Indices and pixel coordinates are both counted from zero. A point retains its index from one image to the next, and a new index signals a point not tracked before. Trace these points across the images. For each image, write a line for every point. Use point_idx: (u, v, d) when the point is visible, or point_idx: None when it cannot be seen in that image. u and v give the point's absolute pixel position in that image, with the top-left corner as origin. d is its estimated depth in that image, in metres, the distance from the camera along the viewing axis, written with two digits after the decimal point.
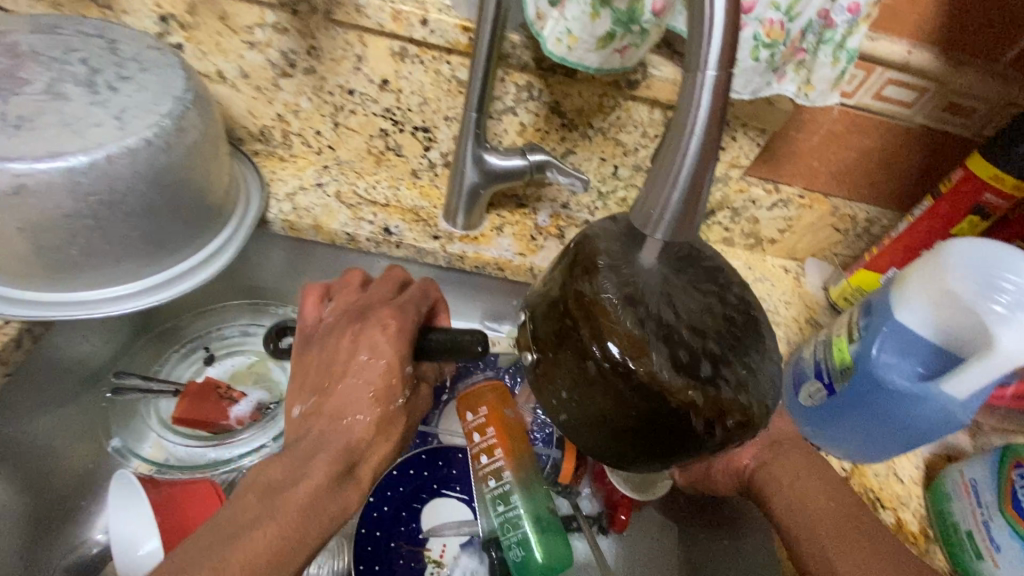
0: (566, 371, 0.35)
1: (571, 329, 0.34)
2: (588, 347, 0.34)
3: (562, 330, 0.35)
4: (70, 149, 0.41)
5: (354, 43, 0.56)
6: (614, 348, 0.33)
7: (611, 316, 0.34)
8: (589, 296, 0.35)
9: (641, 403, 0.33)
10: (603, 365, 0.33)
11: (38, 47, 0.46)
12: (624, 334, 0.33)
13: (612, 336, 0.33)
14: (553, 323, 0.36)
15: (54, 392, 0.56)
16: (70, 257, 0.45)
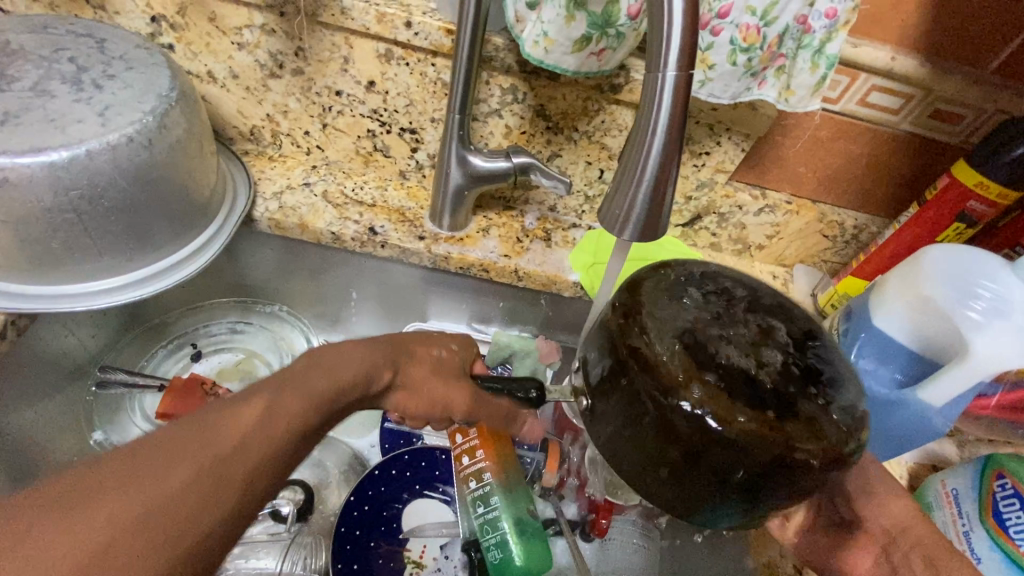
0: (621, 411, 0.34)
1: (615, 365, 0.34)
2: (633, 378, 0.33)
3: (611, 369, 0.34)
4: (52, 144, 0.42)
5: (341, 45, 0.57)
6: (688, 385, 0.31)
7: (650, 346, 0.33)
8: (627, 330, 0.34)
9: (698, 436, 0.31)
10: (656, 397, 0.32)
11: (27, 45, 0.47)
12: (678, 363, 0.32)
13: (653, 368, 0.32)
14: (600, 363, 0.35)
15: (39, 385, 0.56)
16: (52, 251, 0.45)
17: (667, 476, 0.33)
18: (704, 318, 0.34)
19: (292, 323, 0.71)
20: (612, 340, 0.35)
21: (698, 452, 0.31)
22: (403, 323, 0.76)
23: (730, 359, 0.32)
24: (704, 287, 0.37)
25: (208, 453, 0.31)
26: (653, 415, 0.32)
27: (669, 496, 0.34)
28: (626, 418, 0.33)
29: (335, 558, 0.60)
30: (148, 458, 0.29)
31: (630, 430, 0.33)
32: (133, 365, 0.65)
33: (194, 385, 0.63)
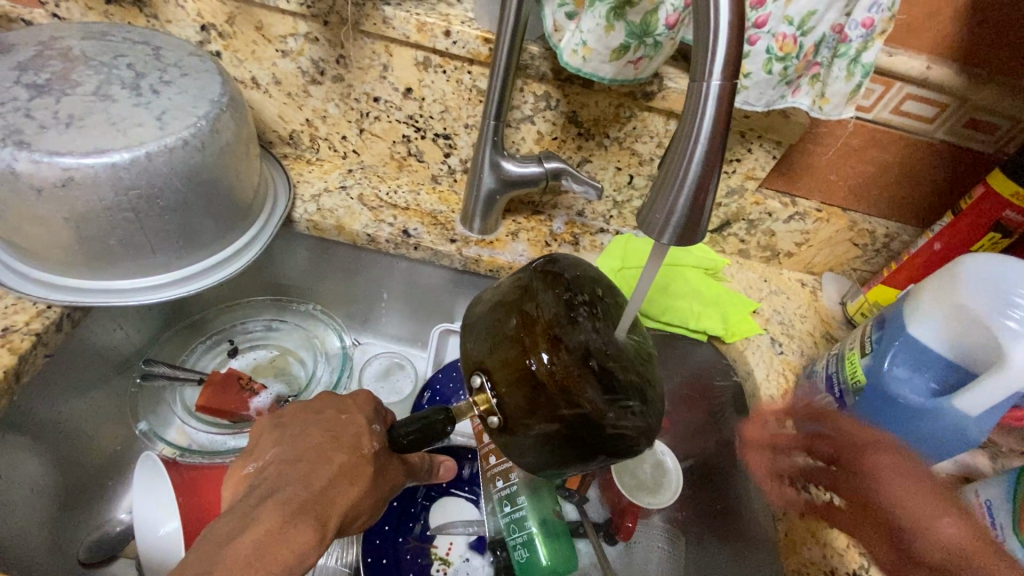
0: (516, 406, 0.35)
1: (517, 364, 0.35)
2: (534, 375, 0.34)
3: (510, 367, 0.35)
4: (114, 146, 0.44)
5: (381, 53, 0.59)
6: (546, 357, 0.34)
7: (547, 347, 0.34)
8: (527, 330, 0.35)
9: (575, 415, 0.34)
10: (550, 390, 0.34)
11: (90, 52, 0.50)
12: (560, 363, 0.34)
13: (542, 369, 0.34)
14: (496, 360, 0.36)
15: (89, 376, 0.59)
16: (109, 248, 0.48)
17: (540, 454, 0.37)
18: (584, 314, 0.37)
19: (325, 322, 0.72)
20: (514, 340, 0.35)
21: (577, 432, 0.35)
22: (431, 324, 0.78)
23: (595, 349, 0.36)
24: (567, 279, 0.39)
25: (263, 560, 0.36)
26: (548, 407, 0.34)
27: (539, 468, 0.38)
28: (523, 409, 0.35)
29: (365, 552, 0.62)
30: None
31: (519, 420, 0.35)
32: (173, 359, 0.67)
33: (232, 379, 0.66)
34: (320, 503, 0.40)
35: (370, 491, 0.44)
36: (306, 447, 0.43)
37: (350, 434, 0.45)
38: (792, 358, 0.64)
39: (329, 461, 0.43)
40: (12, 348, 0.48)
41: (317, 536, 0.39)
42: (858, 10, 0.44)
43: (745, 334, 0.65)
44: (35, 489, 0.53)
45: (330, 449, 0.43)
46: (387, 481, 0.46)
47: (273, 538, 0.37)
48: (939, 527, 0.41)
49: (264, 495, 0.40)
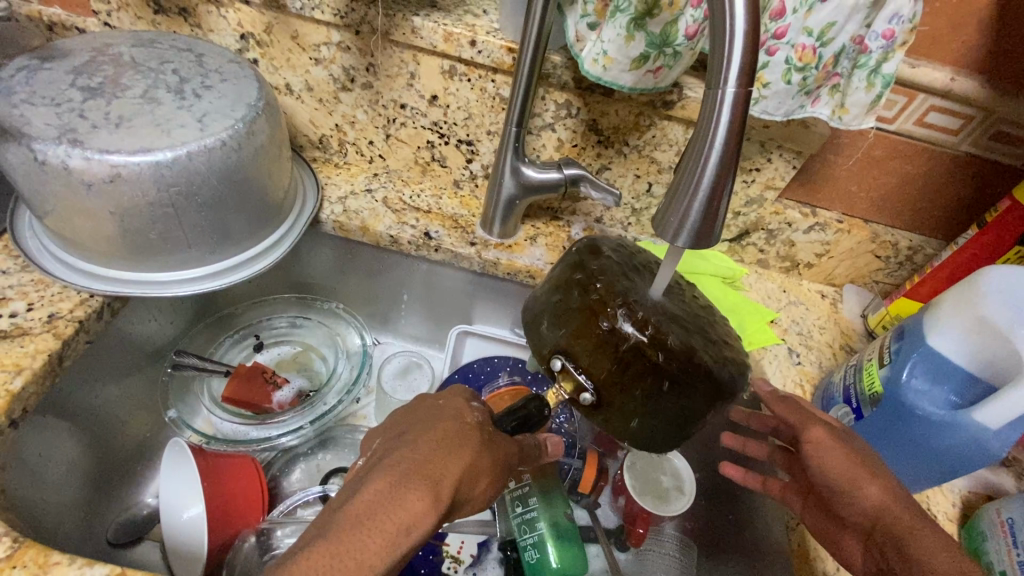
0: (603, 372, 0.41)
1: (596, 331, 0.41)
2: (614, 337, 0.40)
3: (589, 337, 0.41)
4: (158, 145, 0.47)
5: (408, 61, 0.61)
6: (622, 319, 0.40)
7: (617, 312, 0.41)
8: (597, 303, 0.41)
9: (667, 365, 0.39)
10: (632, 345, 0.40)
11: (138, 58, 0.53)
12: (639, 320, 0.40)
13: (616, 329, 0.40)
14: (574, 335, 0.42)
15: (124, 364, 0.61)
16: (150, 241, 0.51)
17: (636, 410, 0.41)
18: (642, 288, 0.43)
19: (346, 320, 0.74)
20: (585, 312, 0.42)
21: (667, 381, 0.40)
22: (449, 325, 0.79)
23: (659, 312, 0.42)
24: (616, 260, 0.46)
25: (376, 520, 0.37)
26: (635, 362, 0.40)
27: (636, 431, 0.42)
28: (610, 368, 0.40)
29: None
30: (325, 541, 0.36)
31: (609, 381, 0.41)
32: (203, 351, 0.70)
33: (257, 372, 0.68)
34: (433, 468, 0.40)
35: (483, 459, 0.43)
36: (413, 423, 0.45)
37: (450, 411, 0.45)
38: (810, 369, 0.63)
39: (437, 432, 0.43)
40: (56, 333, 0.51)
41: (432, 494, 0.39)
42: (878, 21, 0.44)
43: (762, 344, 0.65)
44: (69, 469, 0.56)
45: (436, 425, 0.44)
46: (500, 450, 0.45)
47: (388, 500, 0.38)
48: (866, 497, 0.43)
49: (379, 465, 0.41)
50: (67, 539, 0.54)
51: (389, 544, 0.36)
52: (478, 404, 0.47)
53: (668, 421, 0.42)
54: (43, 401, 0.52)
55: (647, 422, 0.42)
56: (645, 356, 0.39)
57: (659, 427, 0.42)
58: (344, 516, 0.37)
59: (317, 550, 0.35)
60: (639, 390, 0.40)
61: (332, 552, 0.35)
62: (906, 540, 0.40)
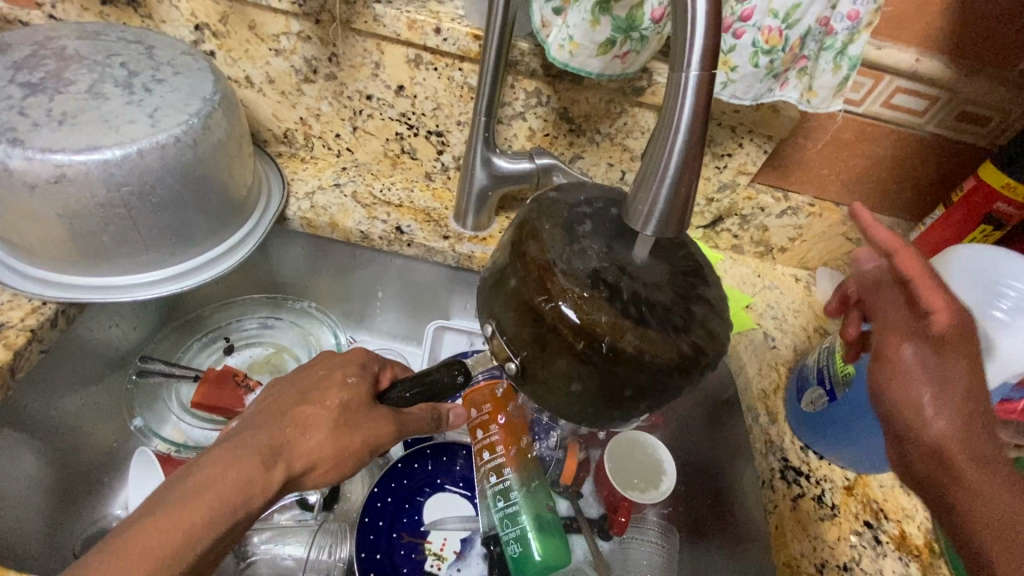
0: (529, 352, 0.38)
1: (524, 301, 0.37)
2: (541, 309, 0.36)
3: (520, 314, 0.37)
4: (106, 143, 0.44)
5: (372, 50, 0.59)
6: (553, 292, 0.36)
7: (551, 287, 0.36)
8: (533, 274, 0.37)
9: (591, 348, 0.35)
10: (562, 329, 0.35)
11: (83, 51, 0.50)
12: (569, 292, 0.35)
13: (553, 307, 0.35)
14: (504, 299, 0.39)
15: (85, 372, 0.59)
16: (103, 243, 0.48)
17: (564, 393, 0.38)
18: (597, 256, 0.37)
19: (319, 319, 0.73)
20: (518, 274, 0.38)
21: (600, 367, 0.36)
22: (427, 320, 0.78)
23: (608, 285, 0.36)
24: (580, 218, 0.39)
25: (202, 495, 0.37)
26: (561, 348, 0.36)
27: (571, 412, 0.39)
28: (537, 350, 0.37)
29: (359, 547, 0.62)
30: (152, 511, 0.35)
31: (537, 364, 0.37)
32: (170, 356, 0.68)
33: (228, 376, 0.66)
34: (276, 449, 0.41)
35: (336, 444, 0.43)
36: (277, 401, 0.45)
37: (321, 388, 0.45)
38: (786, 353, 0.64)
39: (297, 416, 0.43)
40: (6, 344, 0.48)
41: (261, 479, 0.39)
42: (843, 2, 0.44)
43: (738, 329, 0.65)
44: (29, 485, 0.53)
45: (300, 405, 0.44)
46: (364, 431, 0.44)
47: (227, 476, 0.38)
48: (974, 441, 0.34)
49: (232, 438, 0.41)
50: (29, 554, 0.52)
51: (206, 520, 0.36)
52: (354, 380, 0.46)
53: (601, 401, 0.38)
54: None
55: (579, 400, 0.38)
56: (569, 338, 0.35)
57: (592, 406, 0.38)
58: (172, 490, 0.37)
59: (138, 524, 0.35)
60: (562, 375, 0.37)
61: (155, 526, 0.35)
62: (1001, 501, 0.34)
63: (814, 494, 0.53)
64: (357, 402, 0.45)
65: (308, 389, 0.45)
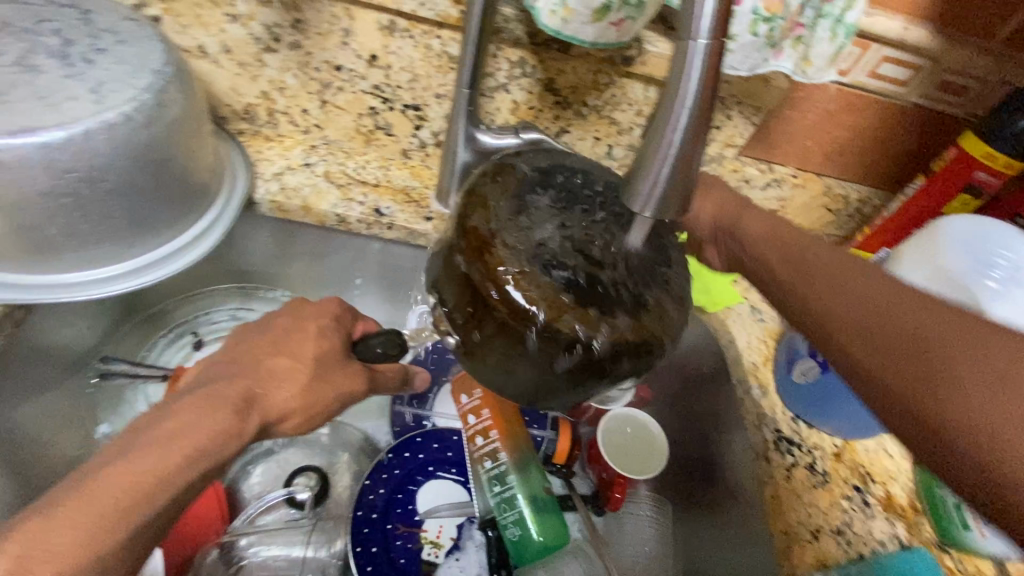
0: (503, 351, 0.36)
1: (480, 308, 0.36)
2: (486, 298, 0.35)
3: (461, 285, 0.37)
4: (46, 124, 0.39)
5: (341, 16, 0.54)
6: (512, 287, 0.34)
7: (572, 291, 0.34)
8: (570, 275, 0.35)
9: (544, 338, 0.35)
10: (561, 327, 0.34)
11: (6, 16, 0.43)
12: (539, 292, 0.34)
13: (553, 297, 0.34)
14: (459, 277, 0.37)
15: (36, 378, 0.55)
16: (50, 237, 0.43)
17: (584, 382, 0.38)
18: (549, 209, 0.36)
19: None
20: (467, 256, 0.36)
21: (549, 358, 0.36)
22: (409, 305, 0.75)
23: (611, 274, 0.35)
24: (542, 196, 0.37)
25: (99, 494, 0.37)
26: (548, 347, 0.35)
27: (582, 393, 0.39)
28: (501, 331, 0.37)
29: (354, 542, 0.60)
30: (70, 491, 0.37)
31: (503, 359, 0.36)
32: (134, 355, 0.63)
33: None
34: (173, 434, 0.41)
35: (304, 398, 0.47)
36: (248, 348, 0.49)
37: (294, 340, 0.49)
38: (773, 324, 0.64)
39: (252, 379, 0.46)
40: None
41: (235, 428, 0.43)
42: None
43: (727, 304, 0.65)
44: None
45: (259, 368, 0.47)
46: (335, 385, 0.49)
47: (200, 415, 0.42)
48: (904, 312, 0.36)
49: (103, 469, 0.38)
50: None
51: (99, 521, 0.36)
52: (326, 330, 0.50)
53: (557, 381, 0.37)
54: None
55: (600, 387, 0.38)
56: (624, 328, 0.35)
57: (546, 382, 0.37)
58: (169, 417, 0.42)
59: (117, 467, 0.38)
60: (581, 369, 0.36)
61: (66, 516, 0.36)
62: (903, 362, 0.35)
63: (806, 463, 0.54)
64: (329, 354, 0.49)
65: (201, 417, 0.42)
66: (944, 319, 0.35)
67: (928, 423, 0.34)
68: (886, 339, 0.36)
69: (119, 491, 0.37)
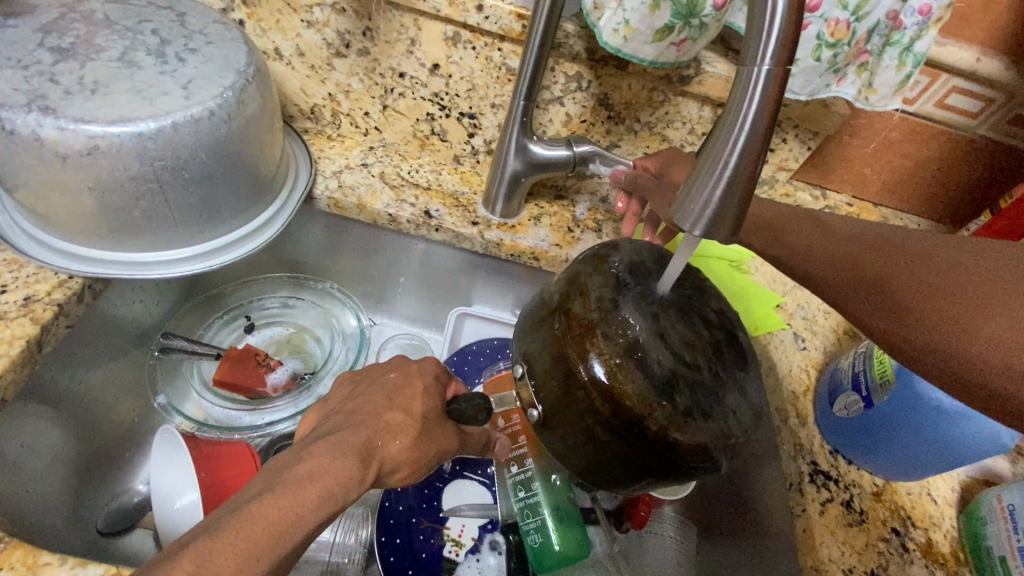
0: (575, 437, 0.38)
1: (574, 388, 0.36)
2: (575, 375, 0.36)
3: (551, 371, 0.37)
4: (140, 115, 0.43)
5: (409, 26, 0.57)
6: (595, 364, 0.35)
7: (663, 386, 0.35)
8: (657, 368, 0.35)
9: (619, 421, 0.35)
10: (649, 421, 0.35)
11: (113, 16, 0.48)
12: (637, 389, 0.35)
13: (645, 395, 0.35)
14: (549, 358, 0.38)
15: (107, 348, 0.58)
16: (132, 219, 0.47)
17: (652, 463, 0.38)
18: (637, 300, 0.37)
19: (341, 300, 0.72)
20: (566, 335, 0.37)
21: (624, 442, 0.36)
22: (448, 307, 0.77)
23: (693, 371, 0.36)
24: (631, 288, 0.38)
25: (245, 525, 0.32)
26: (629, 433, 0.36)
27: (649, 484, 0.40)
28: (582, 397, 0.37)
29: (380, 531, 0.62)
30: (225, 520, 0.32)
31: (579, 438, 0.38)
32: (191, 333, 0.67)
33: (249, 355, 0.66)
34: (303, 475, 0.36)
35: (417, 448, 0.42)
36: (363, 403, 0.43)
37: (407, 395, 0.44)
38: (815, 355, 0.63)
39: (371, 428, 0.41)
40: (34, 317, 0.47)
41: (359, 474, 0.38)
42: None
43: (769, 329, 0.64)
44: (52, 458, 0.53)
45: (377, 420, 0.42)
46: (438, 443, 0.44)
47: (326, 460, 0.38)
48: (883, 260, 0.42)
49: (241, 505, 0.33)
50: (50, 536, 0.51)
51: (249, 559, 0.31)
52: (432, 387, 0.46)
53: (626, 466, 0.37)
54: (24, 388, 0.49)
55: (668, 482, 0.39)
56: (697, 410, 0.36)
57: (619, 466, 0.38)
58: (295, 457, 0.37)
59: (259, 501, 0.34)
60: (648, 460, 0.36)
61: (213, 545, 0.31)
62: (908, 288, 0.39)
63: (843, 499, 0.53)
64: (432, 413, 0.44)
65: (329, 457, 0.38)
66: (927, 288, 0.39)
67: (937, 354, 0.36)
68: (863, 276, 0.42)
69: (269, 522, 0.33)
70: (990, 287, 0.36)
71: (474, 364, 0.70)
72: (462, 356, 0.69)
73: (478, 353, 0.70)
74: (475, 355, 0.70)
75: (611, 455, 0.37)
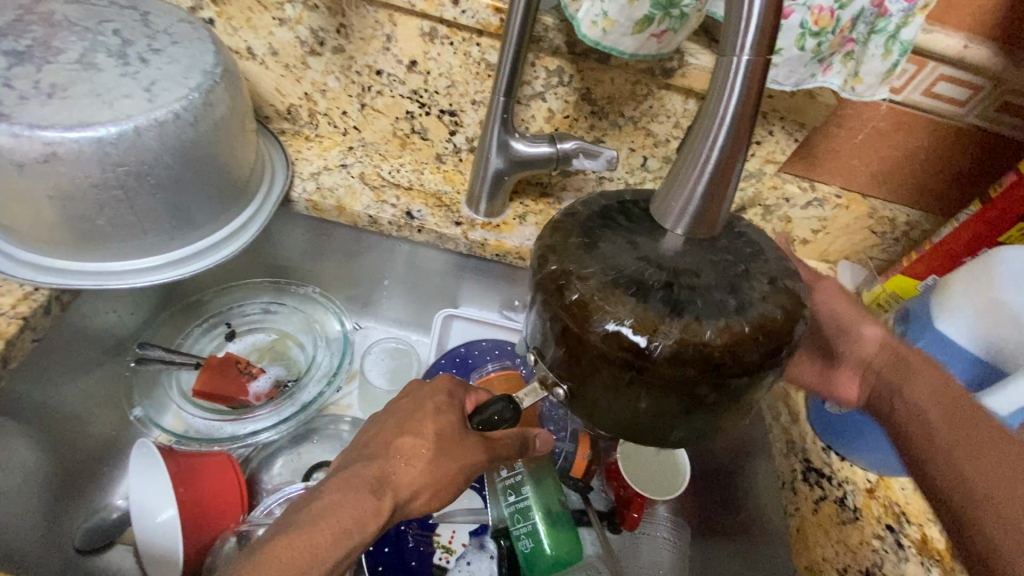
0: (605, 396, 0.32)
1: (579, 341, 0.31)
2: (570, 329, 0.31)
3: (555, 339, 0.33)
4: (100, 119, 0.41)
5: (384, 22, 0.55)
6: (600, 322, 0.30)
7: (671, 303, 0.30)
8: (658, 292, 0.31)
9: (641, 358, 0.30)
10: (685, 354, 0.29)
11: (73, 17, 0.46)
12: (644, 321, 0.30)
13: (647, 316, 0.30)
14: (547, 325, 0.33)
15: (81, 359, 0.57)
16: (98, 228, 0.45)
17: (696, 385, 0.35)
18: (615, 236, 0.33)
19: (325, 306, 0.70)
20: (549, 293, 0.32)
21: (661, 380, 0.30)
22: (435, 308, 0.76)
23: (693, 277, 0.32)
24: (598, 225, 0.34)
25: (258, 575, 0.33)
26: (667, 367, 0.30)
27: (710, 423, 0.34)
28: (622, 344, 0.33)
29: (367, 540, 0.61)
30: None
31: (608, 398, 0.32)
32: (170, 342, 0.65)
33: (229, 363, 0.64)
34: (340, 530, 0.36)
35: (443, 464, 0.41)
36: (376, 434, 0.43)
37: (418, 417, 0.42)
38: None
39: (382, 459, 0.41)
40: None
41: (374, 510, 0.38)
42: None
43: None
44: (26, 475, 0.51)
45: (390, 449, 0.41)
46: (459, 460, 0.42)
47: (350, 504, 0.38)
48: (933, 434, 0.40)
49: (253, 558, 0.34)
50: (23, 555, 0.49)
51: None
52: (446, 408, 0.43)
53: (671, 408, 0.32)
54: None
55: (730, 409, 0.33)
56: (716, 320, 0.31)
57: (664, 411, 0.32)
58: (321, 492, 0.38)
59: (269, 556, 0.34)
60: (691, 391, 0.31)
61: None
62: (942, 431, 0.40)
63: (836, 497, 0.52)
64: (448, 433, 0.42)
65: (351, 510, 0.37)
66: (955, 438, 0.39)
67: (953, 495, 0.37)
68: (910, 437, 0.42)
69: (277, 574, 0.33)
70: (981, 445, 0.38)
71: (460, 369, 0.68)
72: (447, 360, 0.68)
73: (463, 357, 0.68)
74: (461, 358, 0.68)
75: (655, 402, 0.31)
